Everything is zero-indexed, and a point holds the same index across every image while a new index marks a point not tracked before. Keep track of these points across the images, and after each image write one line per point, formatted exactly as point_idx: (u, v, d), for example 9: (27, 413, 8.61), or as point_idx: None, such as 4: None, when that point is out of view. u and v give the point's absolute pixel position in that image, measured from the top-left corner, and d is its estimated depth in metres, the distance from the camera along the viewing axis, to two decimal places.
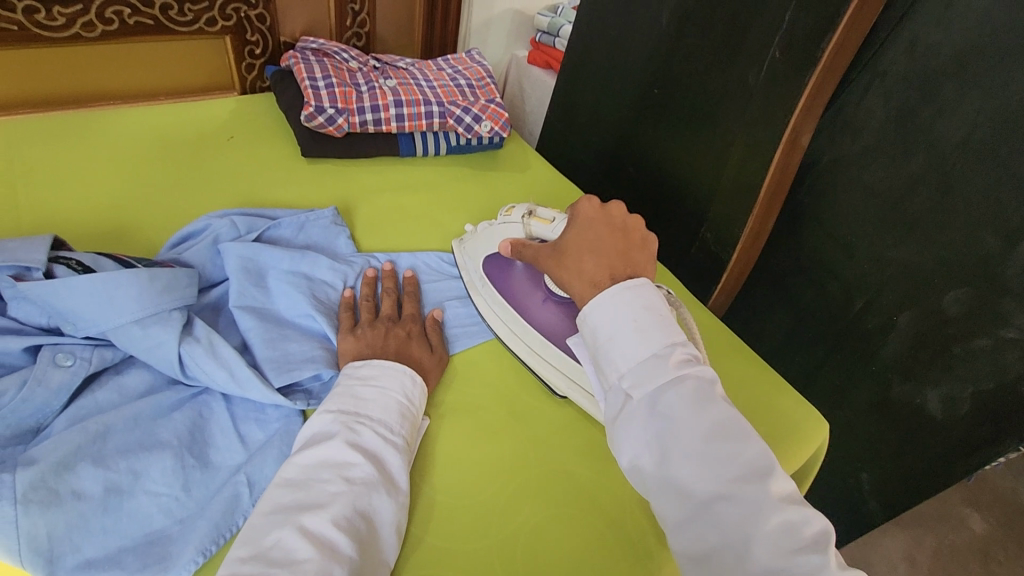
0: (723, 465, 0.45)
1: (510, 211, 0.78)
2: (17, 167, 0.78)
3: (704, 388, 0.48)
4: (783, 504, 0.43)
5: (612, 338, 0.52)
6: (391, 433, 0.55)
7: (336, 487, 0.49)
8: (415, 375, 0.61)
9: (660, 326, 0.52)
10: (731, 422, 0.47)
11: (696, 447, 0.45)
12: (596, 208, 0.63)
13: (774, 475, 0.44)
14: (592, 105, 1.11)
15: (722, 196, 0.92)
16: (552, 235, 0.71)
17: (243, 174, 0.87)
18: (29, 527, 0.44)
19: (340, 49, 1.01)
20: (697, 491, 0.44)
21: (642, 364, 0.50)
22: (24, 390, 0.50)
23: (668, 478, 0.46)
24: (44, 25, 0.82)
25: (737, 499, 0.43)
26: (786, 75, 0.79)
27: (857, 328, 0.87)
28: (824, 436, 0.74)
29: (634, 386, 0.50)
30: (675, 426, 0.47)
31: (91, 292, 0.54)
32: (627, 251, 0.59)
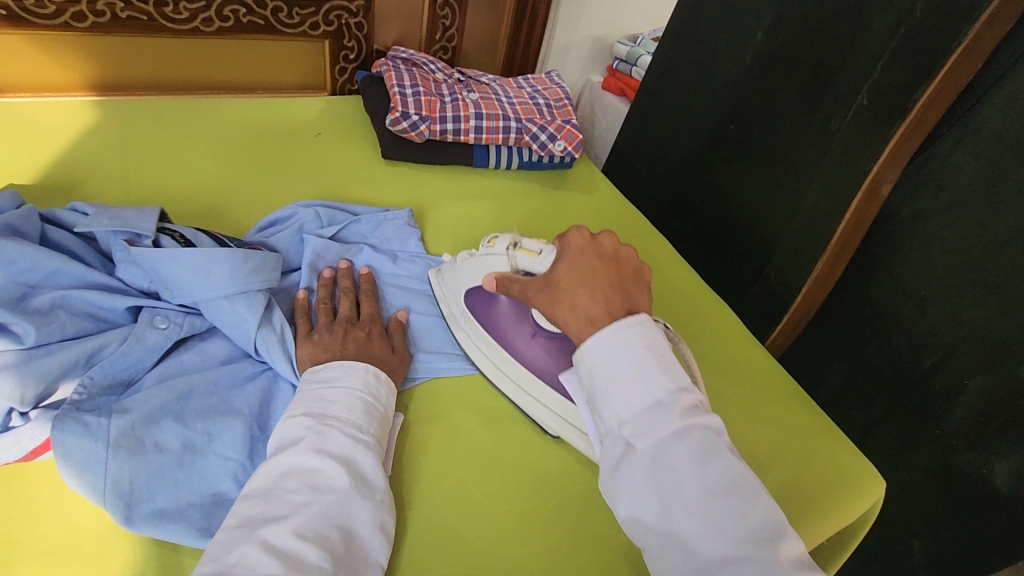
0: (731, 526, 0.42)
1: (493, 241, 0.71)
2: (130, 142, 0.85)
3: (711, 439, 0.46)
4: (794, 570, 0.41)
5: (611, 381, 0.49)
6: (360, 432, 0.53)
7: (303, 497, 0.47)
8: (378, 372, 0.59)
9: (665, 368, 0.48)
10: (739, 477, 0.44)
11: (701, 504, 0.43)
12: (585, 238, 0.59)
13: (784, 537, 0.42)
14: (664, 136, 1.12)
15: (794, 239, 0.92)
16: (541, 269, 0.65)
17: (328, 169, 0.92)
18: (116, 470, 0.48)
19: (428, 60, 1.05)
20: (703, 552, 0.42)
21: (645, 411, 0.47)
22: (124, 345, 0.55)
23: (670, 535, 0.43)
24: (169, 17, 0.90)
25: (748, 565, 0.41)
26: (873, 123, 0.79)
27: (923, 388, 0.83)
28: (879, 492, 0.71)
29: (636, 437, 0.46)
30: (681, 481, 0.44)
31: (193, 264, 0.58)
32: (623, 287, 0.56)
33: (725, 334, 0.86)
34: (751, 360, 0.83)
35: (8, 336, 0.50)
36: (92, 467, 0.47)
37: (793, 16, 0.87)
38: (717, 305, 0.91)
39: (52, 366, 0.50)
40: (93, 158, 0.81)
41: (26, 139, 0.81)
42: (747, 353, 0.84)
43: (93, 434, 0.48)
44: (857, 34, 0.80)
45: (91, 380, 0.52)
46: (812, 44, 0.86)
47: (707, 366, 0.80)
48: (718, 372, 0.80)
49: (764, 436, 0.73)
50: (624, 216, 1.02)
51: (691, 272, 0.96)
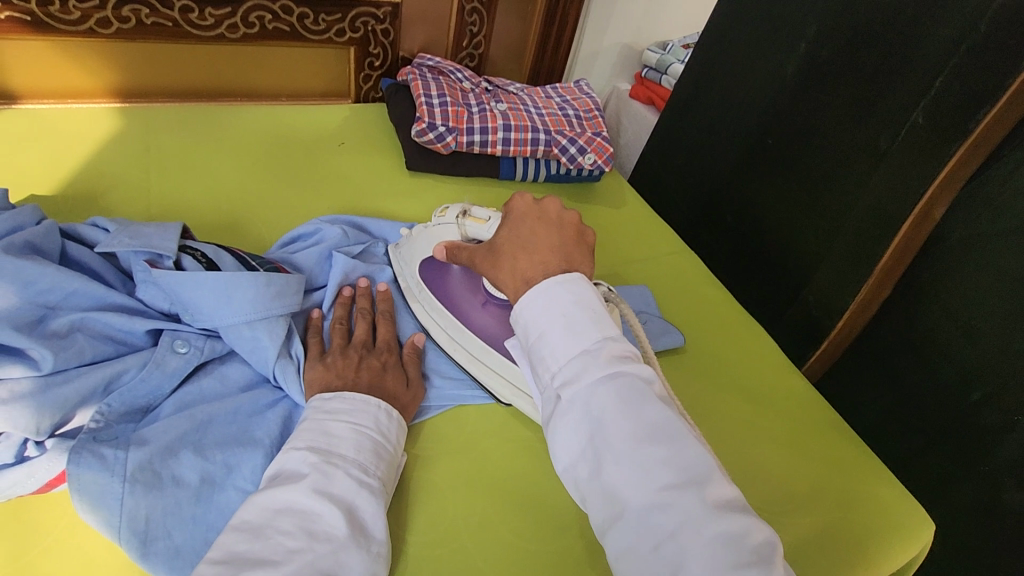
0: (655, 469, 0.40)
1: (443, 211, 0.73)
2: (152, 151, 0.84)
3: (639, 386, 0.44)
4: (719, 513, 0.38)
5: (542, 336, 0.47)
6: (365, 474, 0.50)
7: (296, 542, 0.44)
8: (391, 409, 0.56)
9: (593, 320, 0.47)
10: (665, 422, 0.42)
11: (625, 447, 0.41)
12: (528, 203, 0.58)
13: (710, 481, 0.40)
14: (696, 149, 1.09)
15: (835, 261, 0.88)
16: (488, 235, 0.67)
17: (352, 180, 0.90)
18: (132, 506, 0.45)
19: (455, 68, 1.03)
20: (628, 495, 0.40)
21: (574, 362, 0.45)
22: (143, 371, 0.53)
23: (601, 483, 0.41)
24: (194, 24, 0.88)
25: (672, 507, 0.38)
26: (928, 143, 0.75)
27: (972, 424, 0.77)
28: (928, 536, 0.67)
29: (564, 386, 0.45)
30: (606, 427, 0.42)
31: (215, 287, 0.56)
32: (563, 244, 0.54)
33: (763, 360, 0.82)
34: (789, 389, 0.79)
35: (24, 362, 0.48)
36: (107, 503, 0.45)
37: (840, 28, 0.83)
38: (753, 329, 0.87)
39: (68, 395, 0.48)
40: (115, 167, 0.80)
41: (48, 147, 0.79)
42: (785, 381, 0.80)
43: (110, 469, 0.46)
44: (910, 48, 0.76)
45: (109, 407, 0.50)
46: (860, 58, 0.82)
47: (744, 395, 0.77)
48: (756, 401, 0.76)
49: (805, 474, 0.69)
50: (654, 232, 0.98)
51: (725, 292, 0.92)
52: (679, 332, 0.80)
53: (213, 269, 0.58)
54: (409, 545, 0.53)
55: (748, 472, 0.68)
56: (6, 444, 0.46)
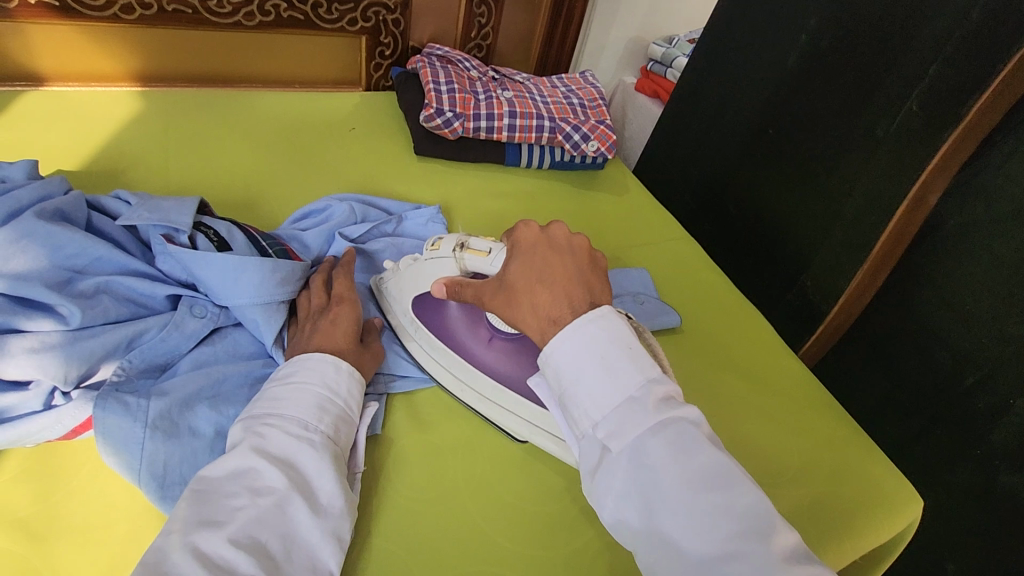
0: (716, 520, 0.39)
1: (436, 244, 0.66)
2: (171, 132, 0.87)
3: (689, 432, 0.42)
4: (787, 564, 0.37)
5: (579, 381, 0.45)
6: (308, 430, 0.49)
7: (241, 501, 0.44)
8: (340, 362, 0.55)
9: (632, 362, 0.45)
10: (721, 469, 0.41)
11: (682, 499, 0.40)
12: (537, 233, 0.56)
13: (773, 528, 0.39)
14: (699, 139, 1.11)
15: (831, 248, 0.90)
16: (493, 270, 0.60)
17: (361, 164, 0.93)
18: (152, 452, 0.48)
19: (463, 58, 1.06)
20: (689, 548, 0.39)
21: (617, 410, 0.44)
22: (163, 331, 0.56)
23: (657, 535, 0.40)
24: (213, 11, 0.92)
25: (739, 559, 0.37)
26: (922, 131, 0.77)
27: (963, 407, 0.79)
28: (916, 512, 0.69)
29: (609, 437, 0.43)
30: (659, 477, 0.41)
31: (223, 267, 0.58)
32: (582, 278, 0.52)
33: (758, 342, 0.84)
34: (783, 370, 0.81)
35: (53, 317, 0.51)
36: (129, 446, 0.48)
37: (840, 18, 0.85)
38: (750, 312, 0.89)
39: (94, 348, 0.51)
40: (137, 146, 0.83)
41: (74, 126, 0.83)
42: (780, 363, 0.82)
43: (133, 415, 0.49)
44: (907, 37, 0.77)
45: (130, 363, 0.54)
46: (859, 47, 0.83)
47: (739, 374, 0.79)
48: (749, 380, 0.78)
49: (796, 450, 0.71)
50: (654, 219, 1.01)
51: (723, 277, 0.94)
52: (675, 312, 0.83)
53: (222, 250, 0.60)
54: (410, 502, 0.56)
55: (738, 445, 0.70)
56: (36, 391, 0.49)
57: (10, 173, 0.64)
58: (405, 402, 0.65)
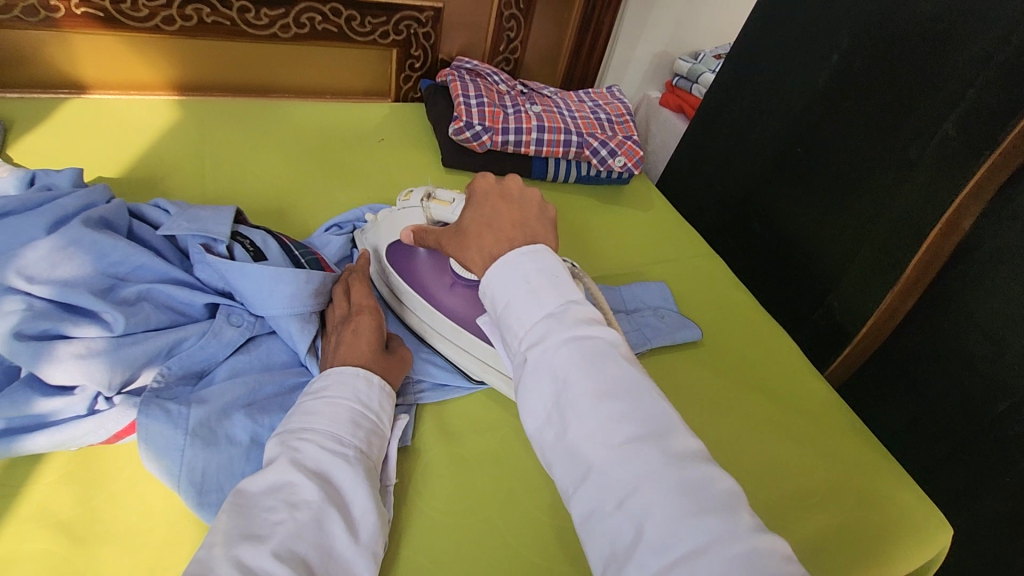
0: (621, 426, 0.38)
1: (408, 194, 0.73)
2: (206, 140, 0.89)
3: (605, 348, 0.42)
4: (681, 462, 0.37)
5: (507, 302, 0.45)
6: (342, 445, 0.50)
7: (280, 515, 0.45)
8: (372, 376, 0.55)
9: (558, 286, 0.45)
10: (632, 382, 0.41)
11: (590, 405, 0.39)
12: (492, 182, 0.56)
13: (673, 434, 0.39)
14: (726, 155, 1.11)
15: (860, 268, 0.90)
16: (453, 217, 0.68)
17: (391, 174, 0.94)
18: (191, 458, 0.49)
19: (492, 71, 1.07)
20: (593, 454, 0.38)
21: (536, 325, 0.43)
22: (202, 339, 0.57)
23: (567, 445, 0.39)
24: (250, 23, 0.93)
25: (635, 461, 0.37)
26: (957, 155, 0.77)
27: (995, 435, 0.77)
28: (947, 540, 0.68)
29: (529, 349, 0.42)
30: (571, 387, 0.40)
31: (258, 279, 0.59)
32: (527, 221, 0.52)
33: (784, 362, 0.84)
34: (809, 391, 0.81)
35: (98, 323, 0.53)
36: (169, 452, 0.49)
37: (873, 39, 0.85)
38: (777, 331, 0.88)
39: (136, 355, 0.52)
40: (174, 154, 0.85)
41: (114, 133, 0.85)
42: (807, 384, 0.81)
43: (175, 422, 0.50)
44: (944, 61, 0.77)
45: (170, 370, 0.55)
46: (892, 69, 0.83)
47: (766, 394, 0.78)
48: (776, 401, 0.78)
49: (825, 475, 0.70)
50: (680, 234, 1.01)
51: (749, 295, 0.94)
52: (697, 326, 0.83)
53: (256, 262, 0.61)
54: (439, 514, 0.56)
55: (766, 467, 0.69)
56: (81, 396, 0.50)
57: (56, 181, 0.66)
58: (433, 412, 0.65)
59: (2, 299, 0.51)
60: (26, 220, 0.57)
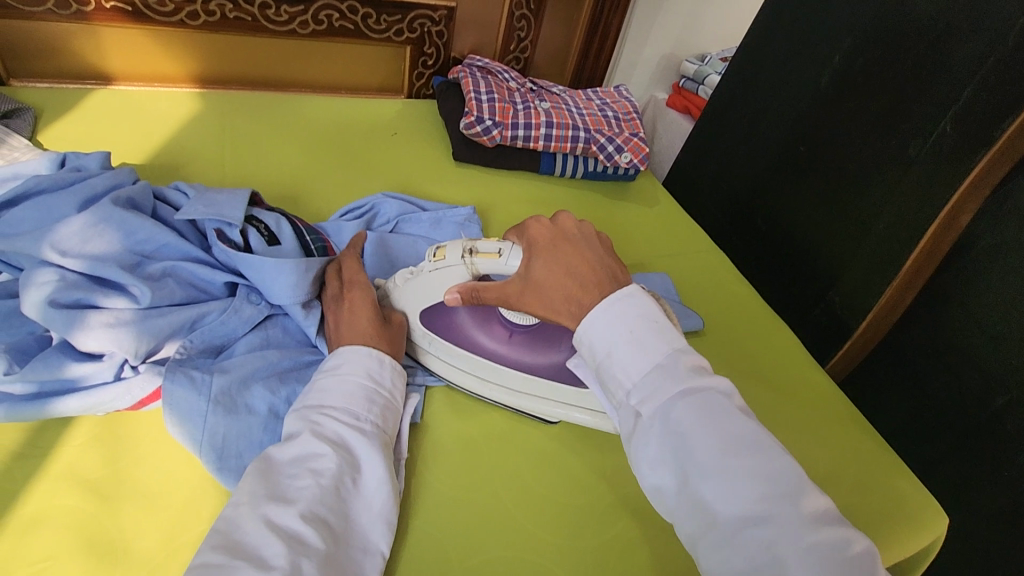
0: (747, 482, 0.40)
1: (440, 252, 0.62)
2: (226, 131, 0.92)
3: (720, 401, 0.44)
4: (815, 524, 0.39)
5: (611, 352, 0.48)
6: (358, 419, 0.52)
7: (304, 482, 0.47)
8: (383, 356, 0.57)
9: (661, 333, 0.48)
10: (750, 437, 0.43)
11: (713, 462, 0.41)
12: (545, 225, 0.59)
13: (804, 492, 0.40)
14: (730, 154, 1.13)
15: (860, 263, 0.92)
16: (511, 269, 0.58)
17: (402, 166, 0.97)
18: (213, 424, 0.52)
19: (503, 69, 1.10)
20: (721, 509, 0.40)
21: (647, 378, 0.46)
22: (223, 315, 0.60)
23: (691, 499, 0.41)
24: (270, 19, 0.97)
25: (768, 521, 0.39)
26: (955, 152, 0.79)
27: (992, 427, 0.78)
28: (943, 527, 0.69)
29: (643, 403, 0.45)
30: (690, 440, 0.42)
31: (262, 268, 0.61)
32: (604, 264, 0.55)
33: (784, 353, 0.86)
34: (808, 382, 0.82)
35: (126, 296, 0.55)
36: (193, 417, 0.52)
37: (873, 40, 0.87)
38: (778, 324, 0.90)
39: (162, 326, 0.55)
40: (195, 143, 0.88)
41: (138, 123, 0.89)
42: (806, 375, 0.83)
43: (198, 389, 0.53)
44: (943, 60, 0.79)
45: (192, 342, 0.57)
46: (891, 68, 0.85)
47: (766, 383, 0.80)
48: (775, 389, 0.80)
49: (821, 460, 0.72)
50: (684, 229, 1.03)
51: (751, 288, 0.96)
52: (698, 316, 0.85)
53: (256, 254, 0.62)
54: (447, 487, 0.59)
55: None
56: (109, 362, 0.53)
57: (85, 164, 0.69)
58: (442, 392, 0.67)
59: (38, 270, 0.53)
60: (58, 198, 0.60)
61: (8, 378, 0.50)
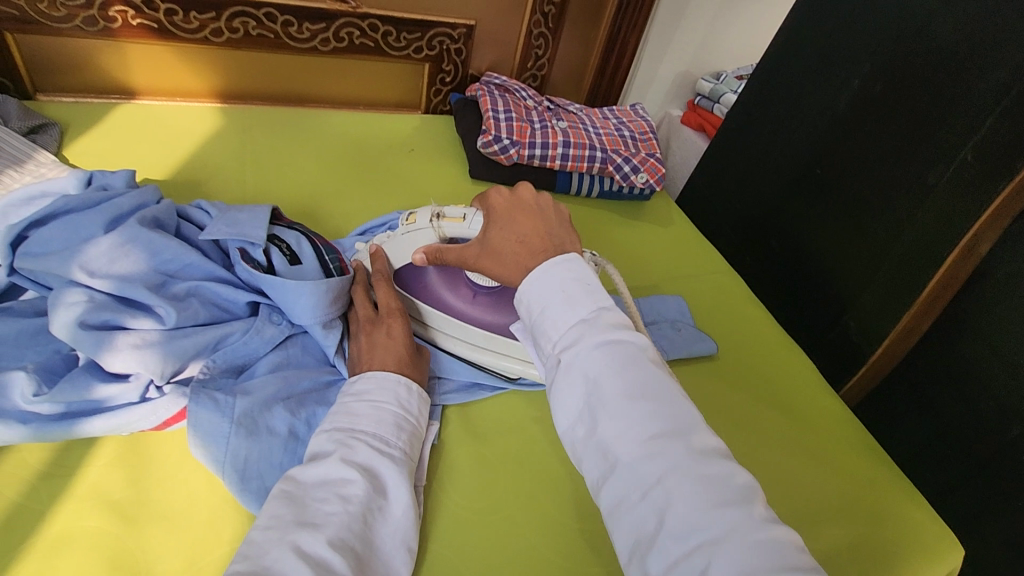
0: (645, 423, 0.43)
1: (411, 217, 0.66)
2: (246, 146, 0.93)
3: (633, 353, 0.46)
4: (698, 458, 0.41)
5: (544, 309, 0.49)
6: (387, 446, 0.53)
7: (333, 507, 0.47)
8: (411, 384, 0.58)
9: (590, 292, 0.49)
10: (656, 384, 0.45)
11: (619, 405, 0.43)
12: (505, 196, 0.60)
13: (693, 433, 0.43)
14: (746, 175, 1.13)
15: (877, 288, 0.91)
16: (473, 232, 0.62)
17: (421, 183, 0.97)
18: (236, 446, 0.52)
19: (520, 87, 1.10)
20: (620, 449, 0.42)
21: (571, 331, 0.48)
22: (245, 335, 0.60)
23: (598, 441, 0.44)
24: (292, 36, 0.98)
25: (660, 456, 0.41)
26: (975, 181, 0.78)
27: (1009, 459, 0.78)
28: (959, 561, 0.69)
29: (564, 352, 0.47)
30: (602, 385, 0.44)
31: (283, 291, 0.61)
32: (554, 234, 0.56)
33: (802, 380, 0.85)
34: (824, 408, 0.82)
35: (152, 317, 0.56)
36: (216, 439, 0.52)
37: (892, 67, 0.87)
38: (793, 349, 0.90)
39: (186, 347, 0.56)
40: (216, 158, 0.90)
41: (160, 138, 0.90)
42: (822, 402, 0.83)
43: (221, 411, 0.53)
44: (965, 90, 0.79)
45: (214, 363, 0.58)
46: (911, 96, 0.85)
47: (781, 409, 0.80)
48: (791, 415, 0.80)
49: (836, 490, 0.71)
50: (699, 250, 1.03)
51: (766, 312, 0.96)
52: (713, 340, 0.85)
53: (280, 276, 0.63)
54: (463, 512, 0.59)
55: (781, 482, 0.71)
56: (135, 384, 0.53)
57: (112, 182, 0.70)
58: (460, 414, 0.68)
59: (66, 291, 0.54)
60: (85, 218, 0.61)
61: (37, 399, 0.50)
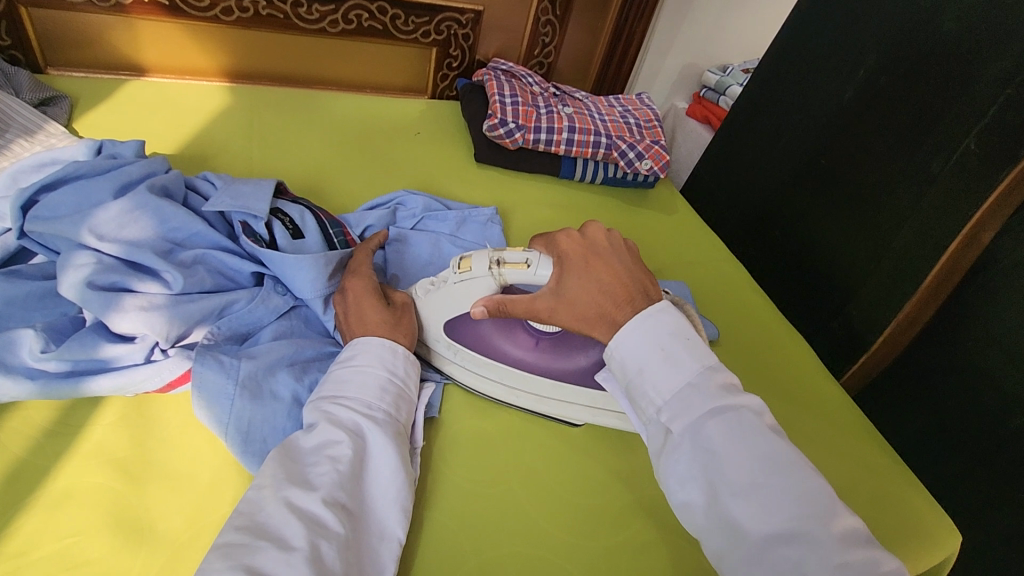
0: (778, 501, 0.44)
1: (464, 263, 0.61)
2: (254, 125, 0.94)
3: (747, 419, 0.48)
4: (840, 543, 0.42)
5: (642, 371, 0.52)
6: (370, 408, 0.53)
7: (323, 467, 0.48)
8: (396, 345, 0.57)
9: (691, 352, 0.51)
10: (779, 456, 0.46)
11: (744, 481, 0.45)
12: (575, 240, 0.60)
13: (831, 512, 0.43)
14: (750, 165, 1.14)
15: (879, 277, 0.92)
16: (542, 280, 0.58)
17: (426, 165, 0.98)
18: (239, 408, 0.53)
19: (527, 73, 1.11)
20: (751, 528, 0.43)
21: (677, 395, 0.50)
22: (250, 303, 0.61)
23: (720, 515, 0.45)
24: (301, 17, 0.99)
25: (799, 539, 0.42)
26: (978, 169, 0.79)
27: (1009, 449, 0.78)
28: (954, 546, 0.69)
29: (672, 418, 0.49)
30: (719, 458, 0.46)
31: (281, 264, 0.62)
32: (632, 279, 0.57)
33: (806, 367, 0.86)
34: (822, 394, 0.82)
35: (159, 282, 0.57)
36: (220, 400, 0.53)
37: (895, 56, 0.87)
38: (793, 335, 0.90)
39: (192, 312, 0.56)
40: (223, 135, 0.90)
41: (169, 113, 0.90)
42: (821, 387, 0.83)
43: (226, 372, 0.54)
44: (970, 78, 0.79)
45: (218, 329, 0.58)
46: (917, 85, 0.85)
47: (780, 393, 0.80)
48: (790, 398, 0.80)
49: (834, 472, 0.72)
50: (702, 237, 1.04)
51: (768, 300, 0.96)
52: (714, 325, 0.85)
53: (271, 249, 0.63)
54: (462, 483, 0.59)
55: None
56: (140, 345, 0.54)
57: (121, 151, 0.70)
58: (460, 389, 0.68)
59: (76, 254, 0.55)
60: (95, 184, 0.62)
61: (44, 356, 0.51)
